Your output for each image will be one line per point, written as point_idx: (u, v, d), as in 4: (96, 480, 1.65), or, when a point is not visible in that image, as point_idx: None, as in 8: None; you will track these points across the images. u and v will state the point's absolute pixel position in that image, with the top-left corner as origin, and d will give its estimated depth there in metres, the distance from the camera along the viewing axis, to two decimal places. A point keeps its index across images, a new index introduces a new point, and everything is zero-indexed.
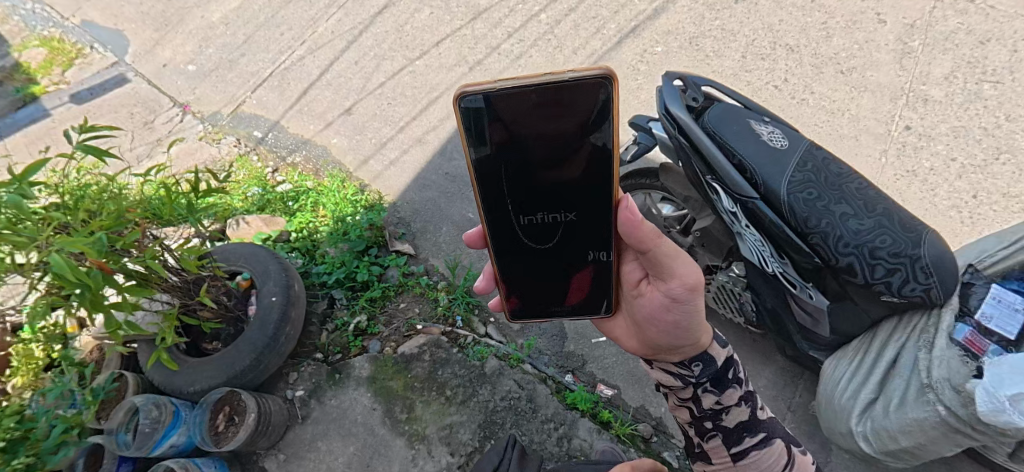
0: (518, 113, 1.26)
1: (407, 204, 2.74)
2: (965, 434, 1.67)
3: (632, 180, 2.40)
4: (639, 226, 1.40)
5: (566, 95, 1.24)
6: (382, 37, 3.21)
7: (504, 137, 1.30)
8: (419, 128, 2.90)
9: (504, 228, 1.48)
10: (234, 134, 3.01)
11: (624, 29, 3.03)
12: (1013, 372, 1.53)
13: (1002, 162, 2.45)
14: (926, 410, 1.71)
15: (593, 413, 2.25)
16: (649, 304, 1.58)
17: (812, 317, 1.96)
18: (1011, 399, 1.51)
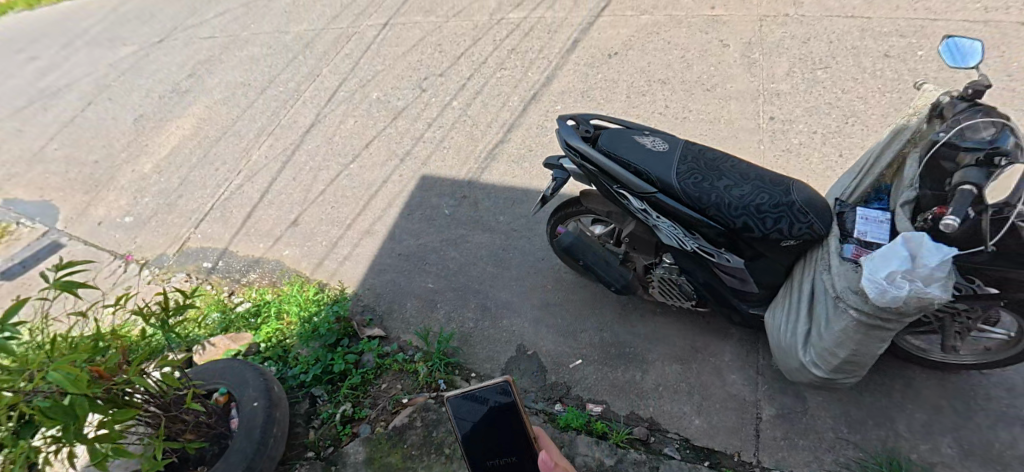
0: (475, 408, 1.58)
1: (368, 291, 2.88)
2: (880, 328, 1.87)
3: (562, 211, 2.70)
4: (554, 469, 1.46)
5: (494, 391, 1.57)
6: (314, 152, 3.54)
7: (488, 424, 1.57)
8: (367, 220, 3.15)
9: None
10: (184, 270, 3.08)
11: (525, 99, 3.49)
12: (883, 256, 1.78)
13: (852, 123, 2.91)
14: (843, 320, 1.92)
15: (587, 428, 2.33)
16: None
17: (739, 278, 2.28)
18: (887, 276, 1.74)
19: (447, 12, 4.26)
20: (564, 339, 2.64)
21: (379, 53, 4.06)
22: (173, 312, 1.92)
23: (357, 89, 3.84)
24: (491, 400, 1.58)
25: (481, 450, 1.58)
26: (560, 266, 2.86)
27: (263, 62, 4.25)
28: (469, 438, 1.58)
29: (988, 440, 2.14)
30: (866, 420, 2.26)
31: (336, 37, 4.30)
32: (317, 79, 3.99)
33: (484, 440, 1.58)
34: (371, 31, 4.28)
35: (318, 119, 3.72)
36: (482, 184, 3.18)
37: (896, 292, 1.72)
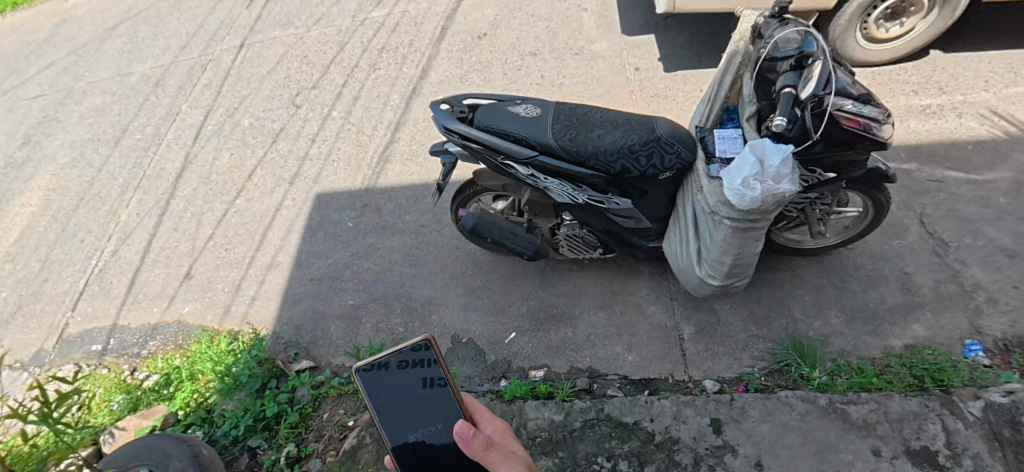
0: (395, 367, 1.54)
1: (288, 326, 2.75)
2: (752, 229, 2.12)
3: (461, 195, 2.77)
4: (471, 443, 1.32)
5: (413, 350, 1.53)
6: (192, 195, 3.25)
7: (404, 380, 1.54)
8: (269, 252, 2.99)
9: (414, 464, 1.51)
10: (71, 361, 2.73)
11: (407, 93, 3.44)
12: (736, 165, 2.02)
13: (706, 60, 3.20)
14: (722, 230, 2.16)
15: (533, 393, 2.46)
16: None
17: (632, 218, 2.49)
18: (743, 183, 1.98)
19: (306, 23, 3.97)
20: (493, 317, 2.72)
21: (254, 83, 3.70)
22: (52, 404, 1.68)
23: (226, 120, 3.56)
24: (413, 363, 1.53)
25: (400, 417, 1.53)
26: (474, 251, 2.91)
27: (186, 94, 3.78)
28: (391, 407, 1.54)
29: (865, 304, 2.48)
30: (767, 315, 2.54)
31: (212, 76, 3.81)
32: (179, 119, 3.64)
33: (403, 407, 1.54)
34: (262, 67, 3.77)
35: (188, 161, 3.40)
36: (381, 188, 3.12)
37: (752, 194, 1.97)
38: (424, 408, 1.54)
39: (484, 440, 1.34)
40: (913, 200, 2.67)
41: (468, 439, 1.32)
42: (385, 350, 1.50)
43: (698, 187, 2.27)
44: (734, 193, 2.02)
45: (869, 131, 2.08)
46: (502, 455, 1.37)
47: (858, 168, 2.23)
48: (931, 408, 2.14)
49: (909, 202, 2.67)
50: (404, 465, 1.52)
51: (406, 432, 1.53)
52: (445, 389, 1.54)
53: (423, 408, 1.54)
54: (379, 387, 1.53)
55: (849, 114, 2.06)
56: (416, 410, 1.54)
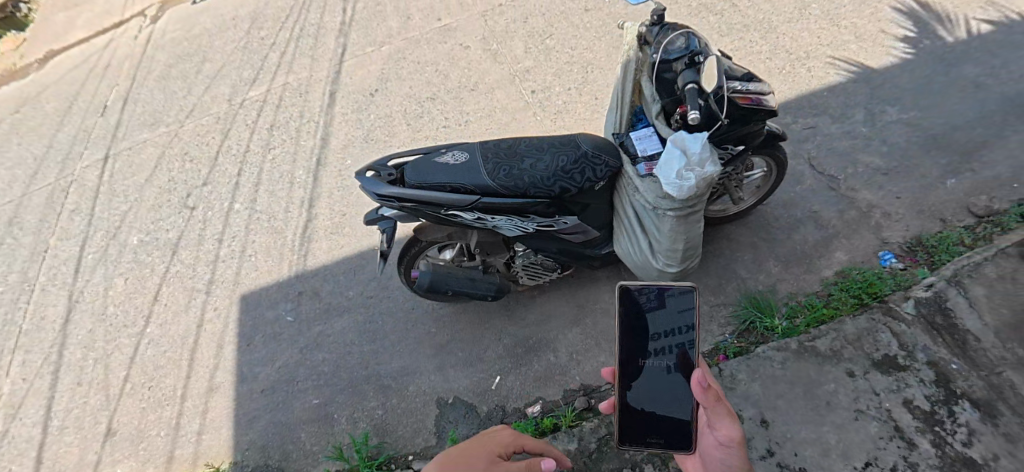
0: (651, 302, 1.68)
1: (251, 449, 2.44)
2: (692, 213, 2.29)
3: (405, 256, 2.66)
4: (705, 390, 1.49)
5: (680, 297, 1.67)
6: (90, 338, 2.76)
7: (654, 316, 1.68)
8: (203, 375, 2.63)
9: (635, 381, 1.70)
10: None
11: (312, 167, 3.23)
12: (665, 161, 2.16)
13: (592, 70, 3.40)
14: (667, 221, 2.32)
15: (540, 430, 2.41)
16: (711, 458, 1.62)
17: (581, 232, 2.54)
18: (677, 176, 2.12)
19: (178, 116, 3.51)
20: (473, 367, 2.63)
21: (131, 194, 3.22)
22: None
23: (109, 242, 3.06)
24: (673, 304, 1.67)
25: (637, 338, 1.70)
26: (432, 306, 2.80)
27: (51, 225, 3.15)
28: (634, 328, 1.70)
29: (796, 249, 2.77)
30: (720, 283, 2.75)
31: (78, 199, 3.23)
32: (48, 257, 3.04)
33: (641, 334, 1.70)
34: (136, 175, 3.30)
35: (73, 301, 2.88)
36: (312, 271, 2.89)
37: (688, 184, 2.12)
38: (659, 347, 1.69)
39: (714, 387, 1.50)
40: (798, 147, 3.04)
41: (705, 386, 1.50)
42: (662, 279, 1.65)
43: (632, 188, 2.40)
44: (670, 187, 2.16)
45: (761, 104, 2.32)
46: (721, 404, 1.53)
47: (758, 136, 2.49)
48: (877, 319, 2.44)
49: (795, 150, 3.03)
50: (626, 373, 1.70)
51: (637, 355, 1.70)
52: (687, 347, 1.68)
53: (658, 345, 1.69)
54: (633, 304, 1.69)
55: (742, 93, 2.28)
56: (649, 340, 1.70)
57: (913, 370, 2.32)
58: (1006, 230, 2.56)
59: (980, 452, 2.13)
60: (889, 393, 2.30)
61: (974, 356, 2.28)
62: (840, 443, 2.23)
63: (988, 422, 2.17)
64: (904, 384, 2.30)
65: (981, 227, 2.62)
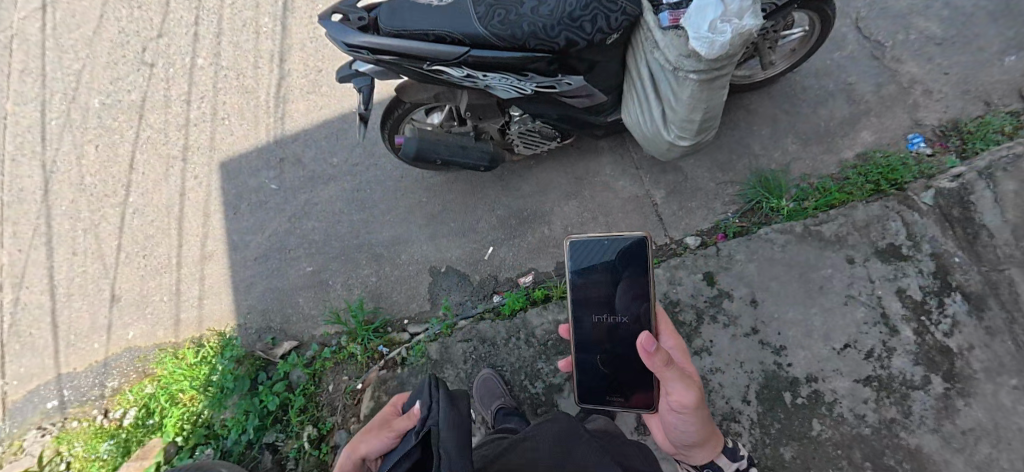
0: (601, 257, 1.65)
1: (252, 313, 2.53)
2: (718, 78, 1.98)
3: (390, 121, 2.47)
4: (653, 355, 1.49)
5: (625, 249, 1.63)
6: (73, 209, 2.69)
7: (605, 273, 1.66)
8: (194, 244, 2.62)
9: (591, 338, 1.72)
10: (35, 424, 2.48)
11: (278, 15, 2.83)
12: (696, 9, 1.83)
13: None
14: (687, 86, 2.01)
15: (531, 300, 2.45)
16: (670, 420, 1.68)
17: (586, 95, 2.26)
18: (710, 28, 1.81)
19: None
20: (464, 238, 2.59)
21: (81, 50, 2.88)
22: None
23: (70, 106, 2.82)
24: (620, 256, 1.63)
25: (588, 298, 1.69)
26: (423, 173, 2.67)
27: (5, 88, 2.88)
28: (585, 287, 1.69)
29: (817, 123, 2.54)
30: (730, 158, 2.57)
31: (25, 56, 2.90)
32: (9, 122, 2.83)
33: (592, 295, 1.69)
34: (82, 27, 2.91)
35: (48, 170, 2.75)
36: (292, 135, 2.70)
37: (723, 39, 1.81)
38: (611, 301, 1.68)
39: (666, 358, 1.51)
40: (846, 4, 2.63)
41: (651, 351, 1.48)
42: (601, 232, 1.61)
43: (651, 44, 2.05)
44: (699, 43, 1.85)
45: None
46: (673, 373, 1.53)
47: None
48: (891, 207, 2.32)
49: (842, 8, 2.63)
50: (581, 334, 1.73)
51: (590, 316, 1.71)
52: (641, 299, 1.65)
53: (610, 301, 1.68)
54: (579, 264, 1.67)
55: None
56: (599, 297, 1.68)
57: (914, 260, 2.26)
58: None
59: (959, 341, 2.17)
60: (884, 280, 2.27)
61: (980, 251, 2.21)
62: (824, 325, 2.27)
63: (974, 315, 2.18)
64: (902, 274, 2.26)
65: None
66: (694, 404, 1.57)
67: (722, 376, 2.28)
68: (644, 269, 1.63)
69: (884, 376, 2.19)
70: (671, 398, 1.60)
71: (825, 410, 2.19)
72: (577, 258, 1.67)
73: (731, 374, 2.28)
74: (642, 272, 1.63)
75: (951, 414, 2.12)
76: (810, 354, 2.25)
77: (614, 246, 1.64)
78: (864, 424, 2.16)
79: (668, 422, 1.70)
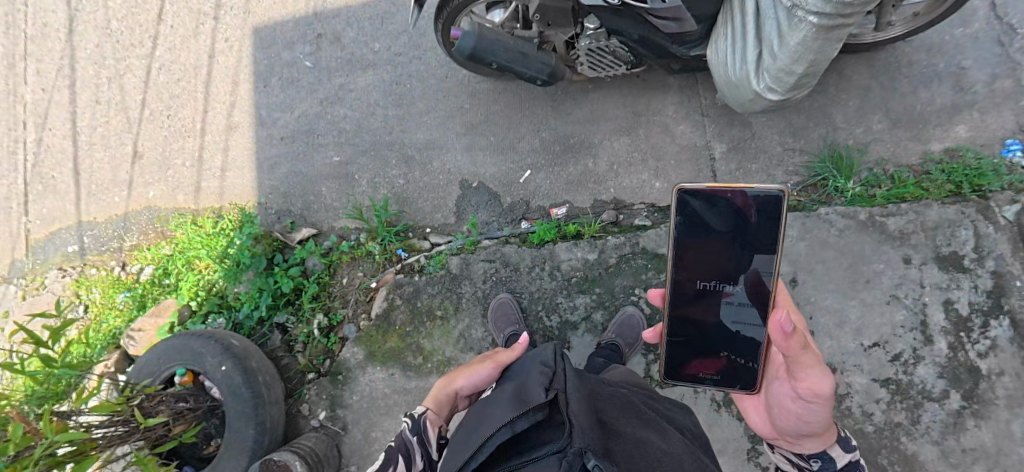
0: (722, 213, 1.53)
1: (274, 193, 2.46)
2: (841, 26, 1.72)
3: (447, 10, 2.20)
4: (790, 333, 1.30)
5: (753, 206, 1.51)
6: (98, 54, 2.55)
7: (723, 231, 1.55)
8: (220, 112, 2.49)
9: (691, 301, 1.64)
10: (53, 266, 2.51)
11: None
12: None
13: None
14: (802, 30, 1.76)
15: (562, 234, 2.35)
16: (784, 408, 1.49)
17: (676, 20, 1.98)
18: None
19: None
20: (503, 155, 2.44)
21: None
22: (47, 343, 1.69)
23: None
24: (745, 214, 1.52)
25: (697, 258, 1.59)
26: (471, 77, 2.46)
27: None
28: (696, 246, 1.58)
29: (912, 103, 2.28)
30: (807, 124, 2.34)
31: None
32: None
33: (702, 254, 1.59)
34: None
35: (72, 6, 2.57)
36: (334, 10, 2.47)
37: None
38: (722, 263, 1.58)
39: (802, 337, 1.32)
40: None
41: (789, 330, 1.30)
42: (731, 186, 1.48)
43: None
44: None
45: None
46: (809, 355, 1.35)
47: None
48: (967, 214, 2.14)
49: None
50: (680, 297, 1.64)
51: (695, 278, 1.61)
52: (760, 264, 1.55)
53: (721, 263, 1.58)
54: (694, 219, 1.55)
55: None
56: (711, 258, 1.58)
57: (973, 274, 2.13)
58: None
59: (990, 364, 2.10)
60: (935, 288, 2.15)
61: None
62: (857, 319, 2.19)
63: (1016, 342, 2.09)
64: (955, 285, 2.13)
65: None
66: (829, 394, 1.36)
67: None
68: (770, 230, 1.51)
69: (904, 381, 2.14)
70: (798, 384, 1.40)
71: (834, 401, 2.17)
72: (692, 213, 1.55)
73: None
74: (761, 233, 1.53)
75: (958, 431, 2.10)
76: (835, 345, 2.19)
77: (738, 203, 1.52)
78: (869, 422, 2.15)
79: (781, 409, 1.50)
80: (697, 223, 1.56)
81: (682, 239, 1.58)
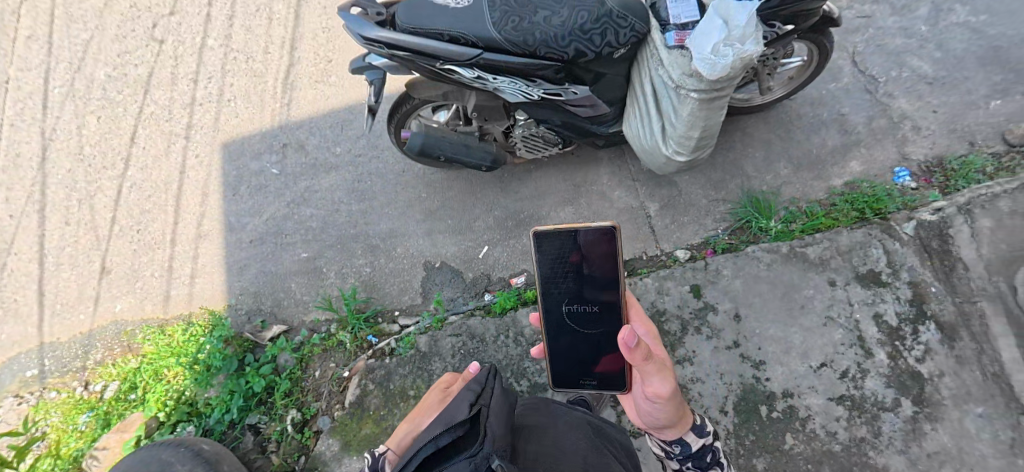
0: (571, 247, 1.65)
1: (244, 294, 2.55)
2: (718, 97, 2.02)
3: (398, 115, 2.50)
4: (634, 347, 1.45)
5: (597, 239, 1.62)
6: (70, 178, 2.71)
7: (576, 262, 1.66)
8: (190, 222, 2.64)
9: (562, 326, 1.76)
10: (10, 393, 2.46)
11: (292, 2, 2.90)
12: (702, 33, 1.93)
13: None
14: (688, 104, 2.06)
15: (522, 300, 2.46)
16: (641, 406, 1.67)
17: (590, 106, 2.31)
18: (713, 50, 1.89)
19: None
20: (461, 235, 2.63)
21: (91, 21, 2.93)
22: None
23: (74, 76, 2.85)
24: (591, 246, 1.63)
25: (560, 288, 1.71)
26: (424, 169, 2.71)
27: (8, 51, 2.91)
28: (555, 277, 1.70)
29: (808, 148, 2.65)
30: (724, 177, 2.66)
31: (33, 22, 2.95)
32: (11, 87, 2.86)
33: (562, 284, 1.71)
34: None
35: (47, 137, 2.77)
36: (297, 122, 2.74)
37: (723, 61, 1.88)
38: (581, 290, 1.70)
39: (645, 351, 1.48)
40: (845, 39, 2.75)
41: (632, 347, 1.45)
42: (571, 223, 1.60)
43: (656, 61, 2.11)
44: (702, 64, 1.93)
45: None
46: (650, 363, 1.52)
47: (814, 17, 2.16)
48: (873, 235, 2.42)
49: (841, 42, 2.75)
50: (552, 323, 1.76)
51: (562, 304, 1.73)
52: (613, 288, 1.68)
53: (580, 290, 1.70)
54: (548, 255, 1.67)
55: None
56: (570, 286, 1.70)
57: (892, 287, 2.36)
58: None
59: (929, 368, 2.26)
60: (862, 304, 2.36)
61: (956, 283, 2.31)
62: (803, 343, 2.35)
63: (947, 344, 2.27)
64: (880, 299, 2.35)
65: (1008, 155, 2.47)
66: (671, 394, 1.54)
67: (702, 386, 2.34)
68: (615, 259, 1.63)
69: (858, 395, 2.27)
70: (646, 387, 1.58)
71: (799, 425, 2.27)
72: (544, 250, 1.66)
73: (711, 384, 2.34)
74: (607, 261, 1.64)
75: (919, 437, 2.20)
76: (788, 370, 2.33)
77: (584, 237, 1.63)
78: (836, 441, 2.24)
79: (640, 406, 1.69)
80: (552, 258, 1.67)
81: (542, 273, 1.69)
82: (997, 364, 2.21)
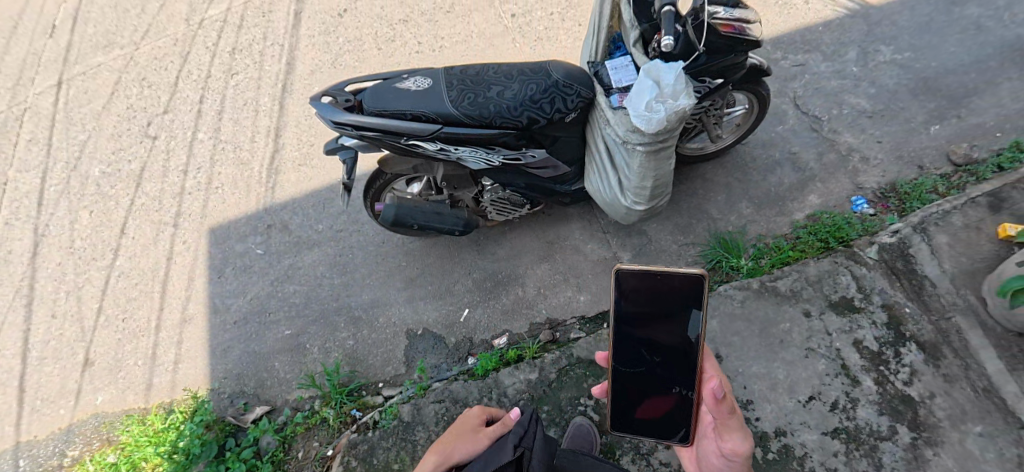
0: (650, 287, 1.64)
1: (226, 376, 2.56)
2: (663, 149, 2.14)
3: (373, 189, 2.64)
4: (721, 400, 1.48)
5: (682, 284, 1.61)
6: (58, 271, 2.80)
7: (654, 304, 1.66)
8: (176, 306, 2.70)
9: (631, 366, 1.73)
10: None
11: (277, 95, 3.15)
12: (636, 93, 2.03)
13: None
14: (637, 157, 2.17)
15: (504, 360, 2.47)
16: (712, 460, 1.72)
17: (549, 167, 2.43)
18: (647, 108, 2.00)
19: (132, 37, 3.38)
20: (441, 300, 2.67)
21: (88, 123, 3.16)
22: None
23: (70, 174, 3.03)
24: (673, 289, 1.63)
25: (633, 327, 1.69)
26: (402, 239, 2.81)
27: (10, 156, 3.12)
28: (629, 315, 1.68)
29: (767, 188, 2.77)
30: (690, 221, 2.77)
31: (35, 127, 3.18)
32: (9, 189, 3.03)
33: (636, 325, 1.69)
34: (93, 103, 3.21)
35: (40, 233, 2.90)
36: (281, 204, 2.88)
37: (657, 116, 1.98)
38: (658, 335, 1.69)
39: (731, 410, 1.52)
40: (785, 85, 2.97)
41: (720, 400, 1.49)
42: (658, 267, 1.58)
43: (604, 121, 2.26)
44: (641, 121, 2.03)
45: (744, 32, 2.18)
46: (735, 423, 1.56)
47: (740, 70, 2.34)
48: (840, 263, 2.47)
49: (782, 88, 2.97)
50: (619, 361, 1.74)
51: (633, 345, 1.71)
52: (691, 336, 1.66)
53: (657, 334, 1.69)
54: (626, 294, 1.66)
55: (724, 20, 2.16)
56: (644, 327, 1.69)
57: (867, 311, 2.37)
58: (981, 180, 2.52)
59: (919, 390, 2.22)
60: (841, 333, 2.35)
61: (928, 301, 2.33)
62: (788, 377, 2.32)
63: (931, 363, 2.25)
64: (857, 325, 2.35)
65: (955, 176, 2.59)
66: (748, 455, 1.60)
67: None
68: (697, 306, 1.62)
69: (852, 427, 2.21)
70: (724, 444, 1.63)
71: (797, 465, 2.18)
72: (623, 288, 1.66)
73: None
74: (688, 306, 1.63)
75: (922, 465, 2.12)
76: (777, 407, 2.28)
77: (669, 282, 1.62)
78: None
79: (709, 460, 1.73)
80: (628, 296, 1.66)
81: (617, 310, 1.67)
82: (986, 379, 2.19)
